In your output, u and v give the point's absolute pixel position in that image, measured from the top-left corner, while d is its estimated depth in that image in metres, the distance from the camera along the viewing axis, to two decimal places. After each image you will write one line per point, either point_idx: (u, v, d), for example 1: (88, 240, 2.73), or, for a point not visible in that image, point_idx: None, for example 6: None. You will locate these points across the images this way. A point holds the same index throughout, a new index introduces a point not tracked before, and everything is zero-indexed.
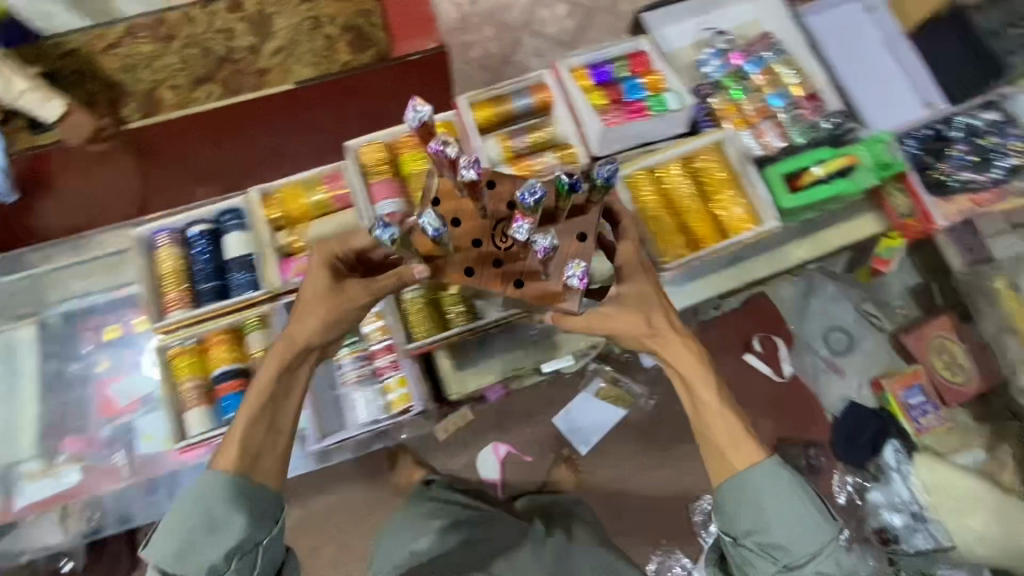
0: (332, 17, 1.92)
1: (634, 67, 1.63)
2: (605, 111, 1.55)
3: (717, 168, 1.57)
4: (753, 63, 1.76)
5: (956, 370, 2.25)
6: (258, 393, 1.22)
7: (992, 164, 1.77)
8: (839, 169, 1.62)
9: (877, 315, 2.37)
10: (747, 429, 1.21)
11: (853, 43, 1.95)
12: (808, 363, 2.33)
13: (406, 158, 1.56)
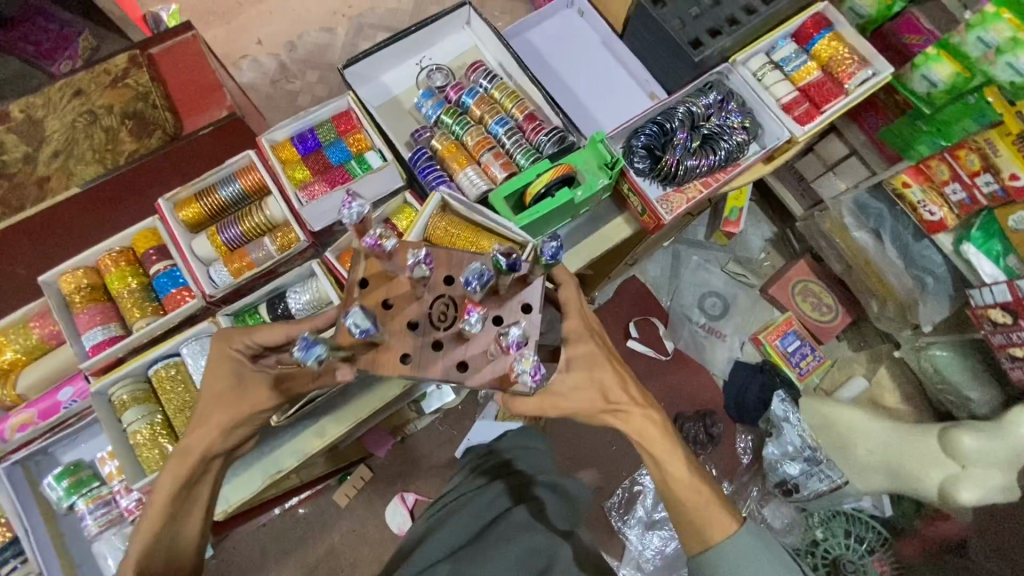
0: (109, 107, 1.77)
1: (341, 129, 1.60)
2: (307, 184, 1.53)
3: (451, 230, 1.17)
4: (467, 93, 1.60)
5: (822, 310, 2.31)
6: (144, 539, 1.03)
7: (716, 145, 1.57)
8: (558, 179, 1.40)
9: (744, 273, 2.42)
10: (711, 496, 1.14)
11: (568, 49, 1.75)
12: (687, 334, 2.37)
13: (111, 276, 1.48)
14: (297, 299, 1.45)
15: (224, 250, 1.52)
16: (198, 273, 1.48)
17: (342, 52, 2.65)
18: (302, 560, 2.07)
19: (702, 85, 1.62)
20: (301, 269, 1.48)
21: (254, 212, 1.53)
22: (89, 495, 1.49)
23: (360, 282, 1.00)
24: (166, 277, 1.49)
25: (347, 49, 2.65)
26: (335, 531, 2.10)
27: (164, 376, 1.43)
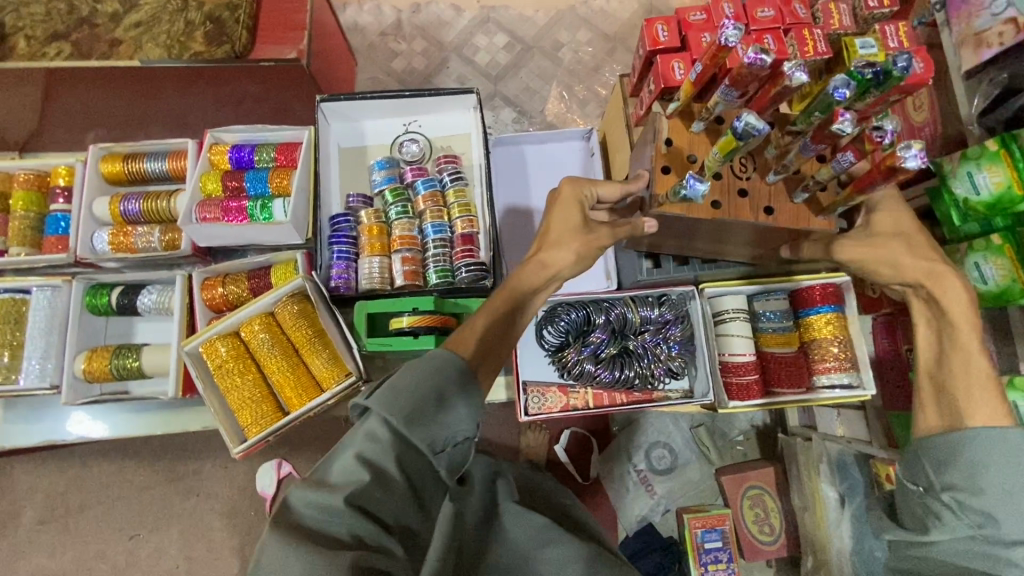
0: (199, 3, 1.88)
1: (278, 160, 1.54)
2: (209, 201, 1.46)
3: (297, 320, 1.35)
4: (421, 182, 1.52)
5: (765, 528, 2.10)
6: (483, 319, 1.08)
7: (628, 362, 1.51)
8: (429, 327, 1.29)
9: (709, 446, 2.24)
10: (995, 408, 1.06)
11: (555, 181, 1.73)
12: (618, 471, 2.21)
13: (18, 195, 1.57)
14: (147, 297, 1.50)
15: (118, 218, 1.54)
16: (81, 229, 1.51)
17: (456, 35, 2.61)
18: (172, 468, 2.18)
19: (653, 294, 1.51)
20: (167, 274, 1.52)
21: (162, 197, 1.54)
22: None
23: (666, 141, 1.17)
24: (59, 217, 1.56)
25: (462, 35, 2.61)
26: (210, 461, 2.18)
27: (7, 305, 1.48)
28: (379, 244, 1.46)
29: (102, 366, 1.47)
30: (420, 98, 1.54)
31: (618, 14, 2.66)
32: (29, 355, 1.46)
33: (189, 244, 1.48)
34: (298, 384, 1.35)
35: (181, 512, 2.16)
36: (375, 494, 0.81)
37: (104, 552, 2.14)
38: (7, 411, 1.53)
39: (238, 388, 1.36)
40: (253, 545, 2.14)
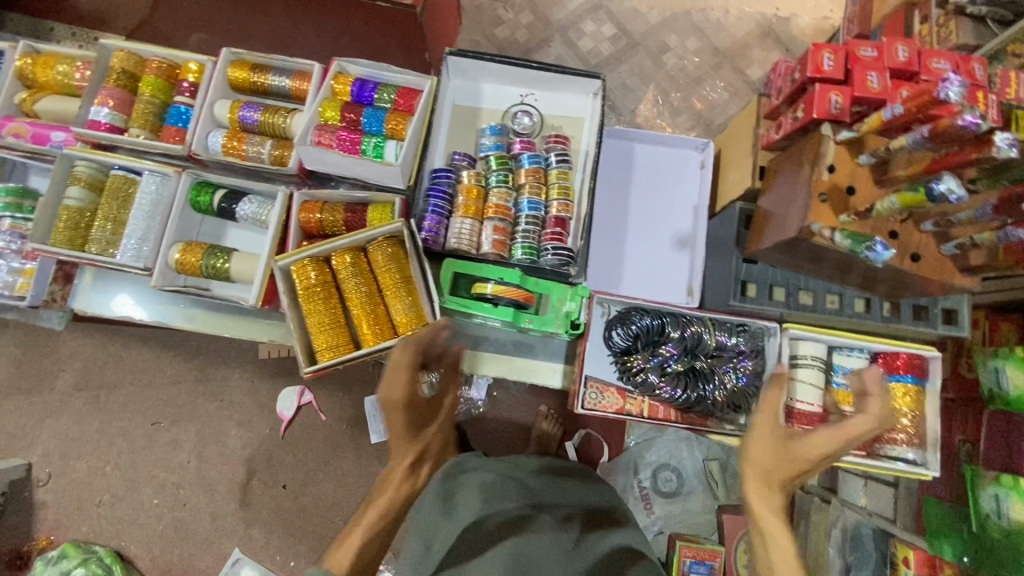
0: None
1: (397, 102, 1.48)
2: (327, 127, 1.44)
3: (389, 264, 1.38)
4: (528, 156, 1.52)
5: None
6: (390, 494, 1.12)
7: (694, 383, 1.41)
8: (511, 299, 1.40)
9: (719, 481, 2.22)
10: (820, 575, 0.94)
11: (660, 187, 1.74)
12: (621, 483, 2.21)
13: (149, 80, 1.55)
14: (245, 207, 1.48)
15: (235, 125, 1.52)
16: (199, 127, 1.50)
17: (565, 16, 2.57)
18: (203, 369, 2.26)
19: (736, 322, 1.47)
20: (269, 187, 1.50)
21: (279, 114, 1.51)
22: (14, 219, 1.58)
23: (829, 168, 1.22)
24: (178, 109, 1.53)
25: (570, 17, 2.57)
26: (239, 370, 2.26)
27: (116, 185, 1.48)
28: (479, 210, 1.48)
29: (194, 262, 1.45)
30: (549, 75, 1.54)
31: (733, 29, 2.57)
32: (129, 233, 1.46)
33: (299, 166, 1.47)
34: (378, 321, 1.38)
35: (203, 413, 2.24)
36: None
37: (125, 431, 2.24)
38: (97, 277, 1.58)
39: (319, 311, 1.39)
40: (262, 460, 2.22)
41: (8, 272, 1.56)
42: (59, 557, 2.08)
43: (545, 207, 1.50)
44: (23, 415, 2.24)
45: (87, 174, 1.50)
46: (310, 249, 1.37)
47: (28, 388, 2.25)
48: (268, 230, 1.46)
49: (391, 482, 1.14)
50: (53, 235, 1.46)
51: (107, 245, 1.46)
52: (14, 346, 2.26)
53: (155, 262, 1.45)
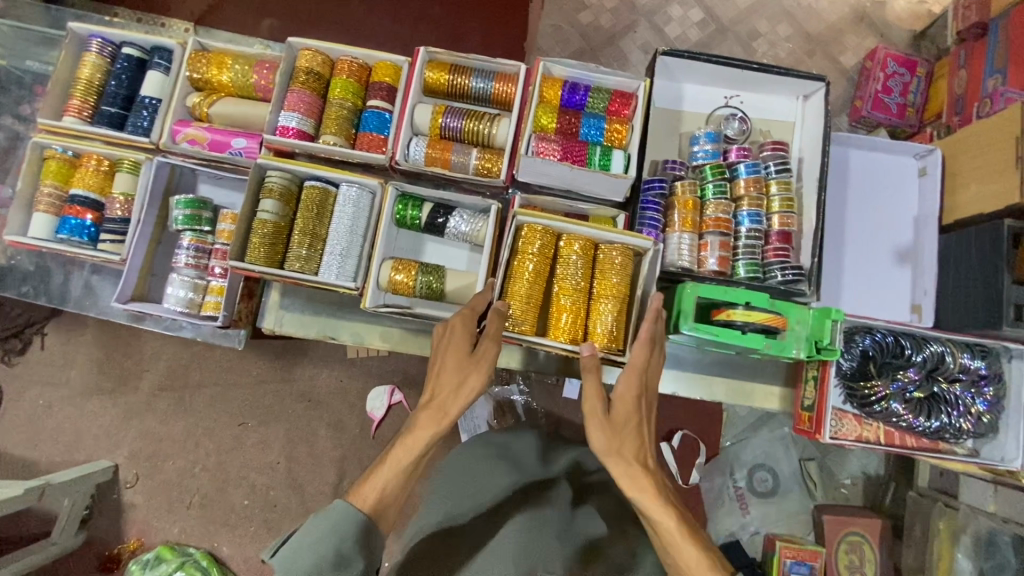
0: None
1: (610, 108, 1.26)
2: (545, 135, 1.21)
3: (620, 274, 1.15)
4: (747, 163, 1.27)
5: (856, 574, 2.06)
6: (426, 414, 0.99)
7: (937, 409, 1.39)
8: (762, 325, 1.11)
9: (816, 481, 2.18)
10: (698, 548, 0.95)
11: (880, 193, 1.61)
12: (717, 483, 2.19)
13: (337, 80, 1.25)
14: (458, 225, 1.20)
15: (435, 133, 1.25)
16: (400, 133, 1.22)
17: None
18: (290, 368, 2.22)
19: (975, 342, 1.40)
20: (480, 201, 1.21)
21: (484, 119, 1.24)
22: (197, 234, 1.37)
23: None
24: (373, 114, 1.23)
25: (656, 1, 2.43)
26: (327, 370, 2.22)
27: (314, 196, 1.18)
28: (707, 225, 1.25)
29: (408, 285, 1.17)
30: (766, 71, 1.32)
31: (826, 14, 2.46)
32: (331, 249, 1.17)
33: (508, 176, 1.21)
34: (577, 324, 1.16)
35: (291, 413, 2.21)
36: (331, 566, 0.82)
37: (213, 432, 2.20)
38: (287, 296, 1.27)
39: (521, 289, 1.15)
40: (353, 460, 2.18)
41: (188, 290, 1.35)
42: (155, 560, 2.05)
43: (776, 223, 1.27)
44: (107, 416, 2.20)
45: (278, 183, 1.17)
46: (556, 221, 1.15)
47: (113, 388, 2.21)
48: (481, 250, 1.19)
49: (444, 389, 1.01)
50: (249, 252, 1.16)
51: (310, 267, 1.17)
52: (97, 347, 2.22)
53: (366, 282, 1.17)
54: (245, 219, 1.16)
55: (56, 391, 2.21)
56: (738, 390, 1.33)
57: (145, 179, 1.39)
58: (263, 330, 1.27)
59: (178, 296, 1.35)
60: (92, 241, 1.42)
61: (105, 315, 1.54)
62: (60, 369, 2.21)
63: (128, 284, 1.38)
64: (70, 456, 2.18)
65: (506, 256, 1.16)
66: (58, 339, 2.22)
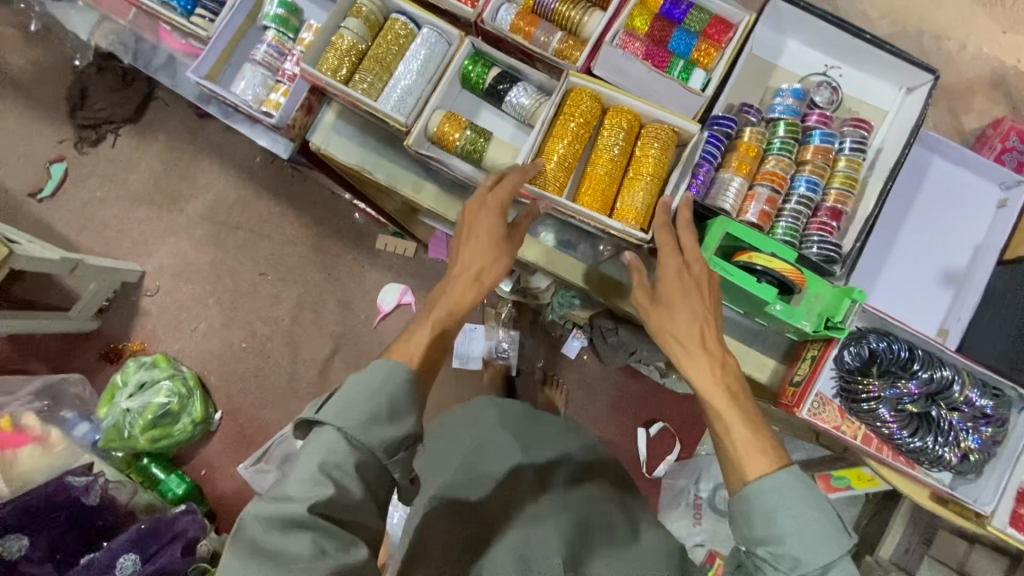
0: None
1: (707, 30, 1.22)
2: (633, 34, 1.20)
3: (661, 148, 1.16)
4: (822, 130, 1.23)
5: None
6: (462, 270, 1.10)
7: (925, 430, 1.31)
8: (782, 277, 1.09)
9: None
10: (754, 432, 0.97)
11: (953, 217, 1.53)
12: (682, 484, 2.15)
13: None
14: (518, 96, 1.22)
15: (528, 6, 1.22)
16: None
17: None
18: (321, 239, 2.31)
19: (990, 382, 1.33)
20: (546, 79, 1.22)
21: (578, 7, 1.21)
22: (280, 35, 1.41)
23: None
24: None
25: None
26: (354, 252, 2.30)
27: (395, 29, 1.21)
28: (763, 170, 1.21)
29: (453, 141, 1.18)
30: (880, 46, 1.27)
31: (966, 68, 2.31)
32: (397, 82, 1.19)
33: (584, 65, 1.19)
34: (604, 192, 1.17)
35: (310, 279, 2.30)
36: (383, 418, 0.93)
37: (235, 272, 2.32)
38: (341, 120, 1.31)
39: (557, 157, 1.16)
40: (350, 341, 2.26)
41: (260, 86, 1.40)
42: (150, 364, 2.15)
43: (831, 190, 1.24)
44: (149, 224, 2.34)
45: (368, 6, 1.21)
46: (610, 90, 1.17)
47: (160, 202, 2.35)
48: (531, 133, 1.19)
49: (473, 253, 1.10)
50: (321, 62, 1.19)
51: (372, 95, 1.20)
52: (159, 160, 2.35)
53: (416, 122, 1.18)
54: (328, 31, 1.21)
55: (113, 187, 2.35)
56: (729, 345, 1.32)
57: None
58: (309, 144, 1.30)
59: (250, 88, 1.39)
60: (184, 12, 1.41)
61: (177, 87, 1.56)
62: (122, 170, 2.36)
63: (205, 62, 1.40)
64: (107, 250, 2.33)
65: (556, 104, 1.18)
66: (129, 141, 2.36)
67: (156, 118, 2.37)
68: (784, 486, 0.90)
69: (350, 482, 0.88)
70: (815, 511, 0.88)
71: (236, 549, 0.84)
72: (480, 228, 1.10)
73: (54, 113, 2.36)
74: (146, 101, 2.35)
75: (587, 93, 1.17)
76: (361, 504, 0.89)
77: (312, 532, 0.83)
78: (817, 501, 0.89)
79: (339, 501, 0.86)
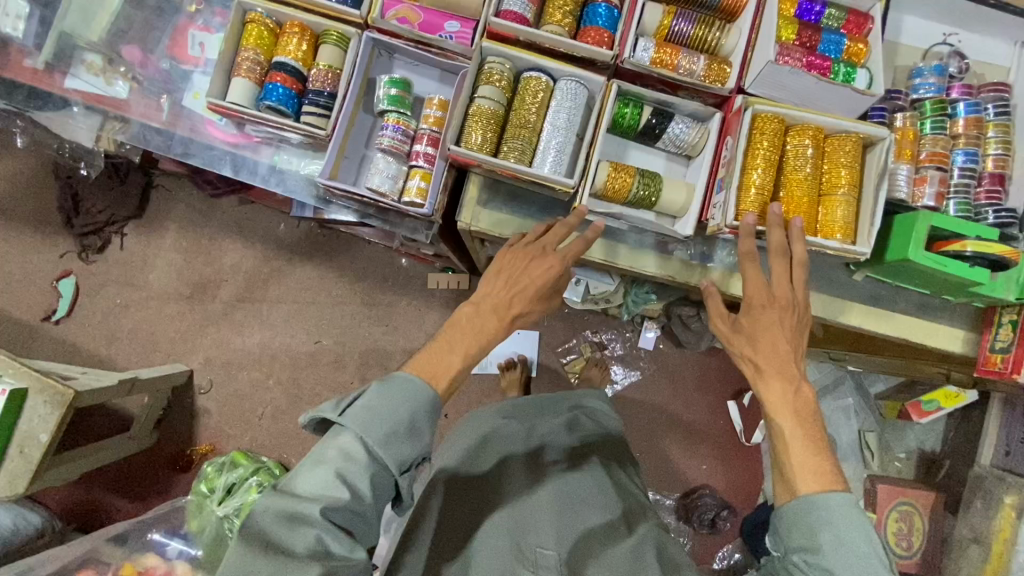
0: None
1: (846, 27, 1.14)
2: (786, 44, 1.08)
3: (851, 158, 1.10)
4: (969, 102, 1.20)
5: (903, 542, 2.10)
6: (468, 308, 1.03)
7: None
8: (995, 258, 1.07)
9: (874, 451, 2.24)
10: (813, 453, 0.90)
11: None
12: None
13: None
14: (680, 130, 1.18)
15: (662, 36, 1.15)
16: (630, 29, 1.11)
17: None
18: (370, 292, 2.23)
19: None
20: (704, 108, 1.16)
21: (713, 29, 1.14)
22: (402, 117, 1.20)
23: None
24: (604, 9, 1.13)
25: None
26: (407, 298, 2.23)
27: (534, 87, 1.12)
28: (932, 153, 1.18)
29: (625, 189, 1.15)
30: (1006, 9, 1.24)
31: None
32: (548, 143, 1.12)
33: (736, 84, 1.13)
34: (806, 214, 1.09)
35: (368, 336, 2.22)
36: (405, 433, 0.88)
37: (288, 347, 2.21)
38: (486, 192, 1.23)
39: (753, 188, 1.08)
40: None
41: (394, 176, 1.19)
42: (230, 465, 2.03)
43: (997, 164, 1.20)
44: (183, 321, 2.20)
45: (502, 68, 1.12)
46: (790, 108, 1.09)
47: (189, 295, 2.21)
48: (703, 159, 1.19)
49: (495, 289, 1.06)
50: (465, 136, 1.11)
51: (523, 160, 1.12)
52: (176, 251, 2.21)
53: (584, 183, 1.14)
54: (458, 102, 1.12)
55: (134, 290, 2.20)
56: (915, 329, 1.26)
57: (349, 53, 1.18)
58: (457, 225, 1.22)
59: (383, 177, 1.18)
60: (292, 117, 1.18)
61: (292, 195, 1.30)
62: (139, 270, 2.20)
63: (329, 165, 1.17)
64: (146, 357, 2.18)
65: (739, 134, 1.09)
66: (138, 239, 2.20)
67: (161, 209, 2.21)
68: (833, 506, 0.85)
69: (361, 484, 0.85)
70: (860, 535, 0.83)
71: (246, 538, 0.82)
72: (503, 271, 1.08)
73: (48, 227, 2.18)
74: (146, 192, 2.20)
75: (767, 117, 1.09)
76: (371, 515, 0.87)
77: (321, 531, 0.81)
78: (862, 531, 0.83)
79: (349, 509, 0.83)
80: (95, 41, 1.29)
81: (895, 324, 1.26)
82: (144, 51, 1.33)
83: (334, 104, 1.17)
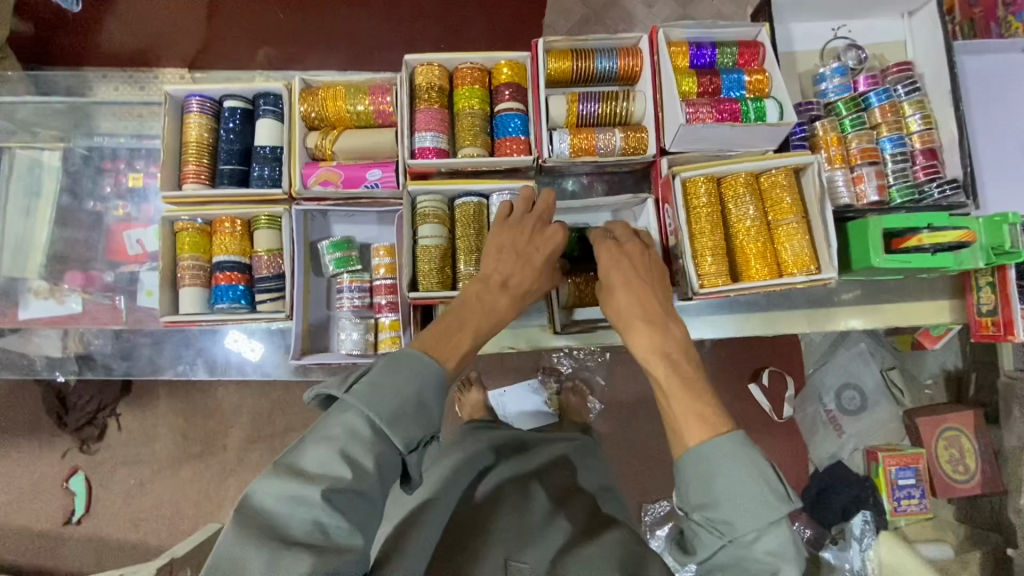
0: None
1: (741, 61, 1.20)
2: (692, 100, 1.14)
3: (791, 192, 1.13)
4: (879, 91, 1.25)
5: (959, 467, 2.12)
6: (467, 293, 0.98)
7: None
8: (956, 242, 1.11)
9: (902, 387, 2.22)
10: (698, 399, 0.86)
11: (999, 97, 1.38)
12: (809, 412, 2.23)
13: (460, 89, 1.18)
14: None
15: (573, 123, 1.19)
16: (542, 129, 1.16)
17: None
18: None
19: None
20: (632, 198, 1.23)
21: (619, 100, 1.20)
22: (355, 274, 1.27)
23: None
24: (512, 118, 1.17)
25: None
26: None
27: (470, 212, 1.16)
28: (857, 152, 1.23)
29: (594, 297, 1.25)
30: None
31: None
32: None
33: (656, 148, 1.19)
34: (764, 257, 1.13)
35: None
36: (413, 409, 0.79)
37: None
38: None
39: (705, 252, 1.12)
40: None
41: (362, 333, 1.24)
42: None
43: (922, 142, 1.25)
44: (202, 481, 2.17)
45: (437, 206, 1.15)
46: (719, 163, 1.13)
47: (200, 453, 2.18)
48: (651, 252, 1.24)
49: (496, 264, 1.02)
50: (421, 280, 1.14)
51: None
52: (174, 417, 2.19)
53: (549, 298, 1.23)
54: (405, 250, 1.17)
55: (144, 468, 2.17)
56: (889, 312, 1.35)
57: (287, 231, 1.20)
58: None
59: (354, 341, 1.23)
60: (247, 309, 1.20)
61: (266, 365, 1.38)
62: (142, 445, 2.17)
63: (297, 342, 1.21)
64: (177, 528, 2.15)
65: (678, 202, 1.13)
66: (133, 419, 2.18)
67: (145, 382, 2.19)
68: (721, 448, 0.80)
69: (366, 458, 0.74)
70: (756, 479, 0.78)
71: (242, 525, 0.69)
72: (496, 246, 1.05)
73: (41, 433, 2.15)
74: None
75: (697, 180, 1.13)
76: (374, 497, 0.75)
77: (322, 513, 0.70)
78: (758, 468, 0.78)
79: (355, 489, 0.73)
80: (35, 275, 1.35)
81: (869, 315, 1.35)
82: (84, 270, 1.36)
83: (287, 283, 1.20)
